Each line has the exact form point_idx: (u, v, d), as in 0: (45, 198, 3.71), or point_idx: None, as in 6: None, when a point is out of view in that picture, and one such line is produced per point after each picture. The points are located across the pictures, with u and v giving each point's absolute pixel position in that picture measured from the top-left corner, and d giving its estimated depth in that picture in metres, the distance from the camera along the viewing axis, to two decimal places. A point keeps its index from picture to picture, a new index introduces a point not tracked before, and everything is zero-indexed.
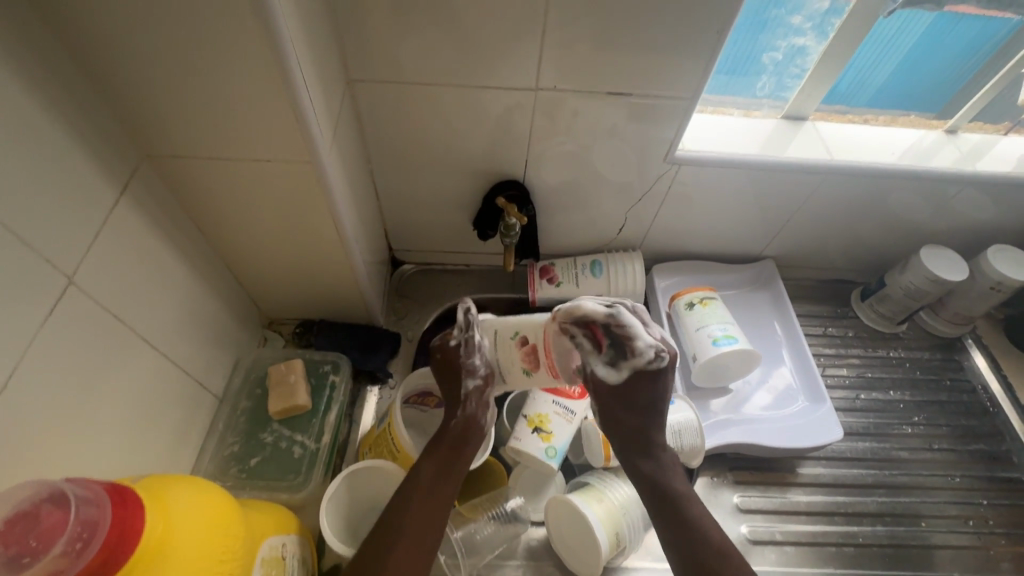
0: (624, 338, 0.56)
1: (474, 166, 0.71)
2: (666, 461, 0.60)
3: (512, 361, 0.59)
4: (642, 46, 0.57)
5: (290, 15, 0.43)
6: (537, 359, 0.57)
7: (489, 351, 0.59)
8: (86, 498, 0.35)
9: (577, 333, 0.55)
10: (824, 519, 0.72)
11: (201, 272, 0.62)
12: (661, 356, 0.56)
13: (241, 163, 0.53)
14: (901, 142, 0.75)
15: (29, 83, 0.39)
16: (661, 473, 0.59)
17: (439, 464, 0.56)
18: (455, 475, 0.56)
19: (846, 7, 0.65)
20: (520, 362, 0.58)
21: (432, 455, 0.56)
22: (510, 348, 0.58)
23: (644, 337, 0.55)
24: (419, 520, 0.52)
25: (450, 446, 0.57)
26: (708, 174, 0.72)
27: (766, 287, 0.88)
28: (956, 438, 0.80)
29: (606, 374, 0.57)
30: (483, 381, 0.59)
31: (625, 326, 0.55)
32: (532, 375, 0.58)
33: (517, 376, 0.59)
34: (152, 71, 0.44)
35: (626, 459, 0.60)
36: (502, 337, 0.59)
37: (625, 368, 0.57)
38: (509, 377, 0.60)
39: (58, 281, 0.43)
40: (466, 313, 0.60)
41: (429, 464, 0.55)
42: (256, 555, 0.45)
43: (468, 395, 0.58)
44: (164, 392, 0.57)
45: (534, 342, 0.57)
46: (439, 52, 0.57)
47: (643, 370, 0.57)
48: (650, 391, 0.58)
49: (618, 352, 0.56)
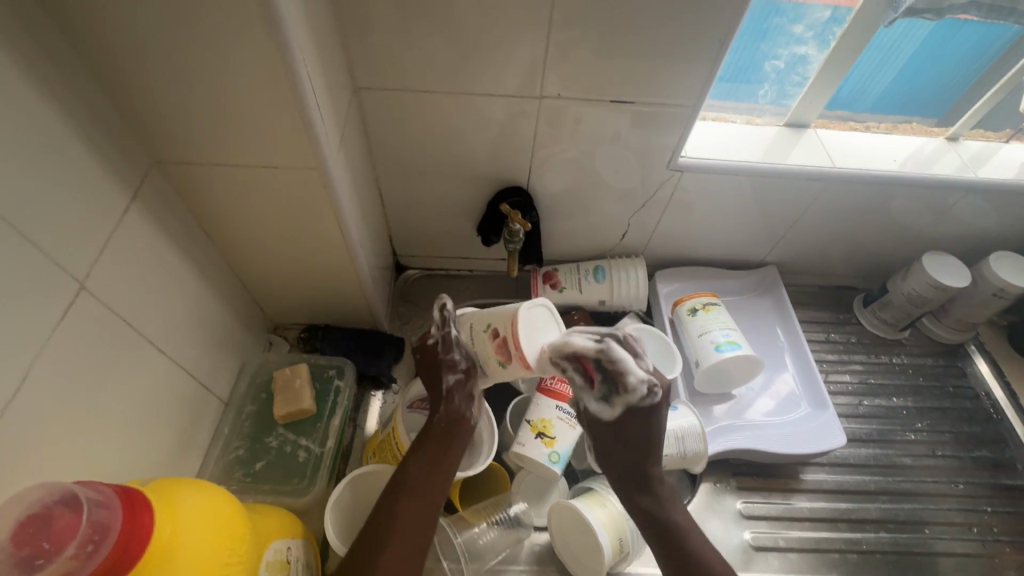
0: (616, 374, 0.56)
1: (478, 173, 0.72)
2: (665, 494, 0.59)
3: (488, 355, 0.56)
4: (645, 54, 0.57)
5: (298, 25, 0.44)
6: (509, 350, 0.54)
7: (468, 347, 0.58)
8: (97, 501, 0.35)
9: (571, 365, 0.55)
10: (828, 526, 0.72)
11: (208, 277, 0.63)
12: (654, 392, 0.57)
13: (249, 170, 0.54)
14: (903, 149, 0.76)
15: (43, 91, 0.40)
16: (659, 507, 0.58)
17: (427, 459, 0.56)
18: (443, 471, 0.56)
19: (847, 16, 0.65)
20: (494, 354, 0.55)
21: (417, 454, 0.56)
22: (484, 341, 0.56)
23: (637, 373, 0.56)
24: (408, 516, 0.52)
25: (434, 442, 0.57)
26: (711, 180, 0.72)
27: (768, 293, 0.88)
28: (959, 444, 0.80)
29: (599, 410, 0.59)
30: (465, 376, 0.58)
31: (616, 361, 0.55)
32: (507, 367, 0.55)
33: (494, 369, 0.57)
34: (163, 79, 0.45)
35: (625, 497, 0.60)
36: (476, 330, 0.57)
37: (617, 403, 0.58)
38: (489, 370, 0.57)
39: (69, 285, 0.44)
40: (443, 309, 0.60)
41: (419, 459, 0.56)
42: (262, 559, 0.46)
43: (452, 391, 0.58)
44: (171, 396, 0.57)
45: (503, 333, 0.54)
46: (444, 60, 0.58)
47: (635, 407, 0.57)
48: (641, 425, 0.59)
49: (610, 387, 0.57)
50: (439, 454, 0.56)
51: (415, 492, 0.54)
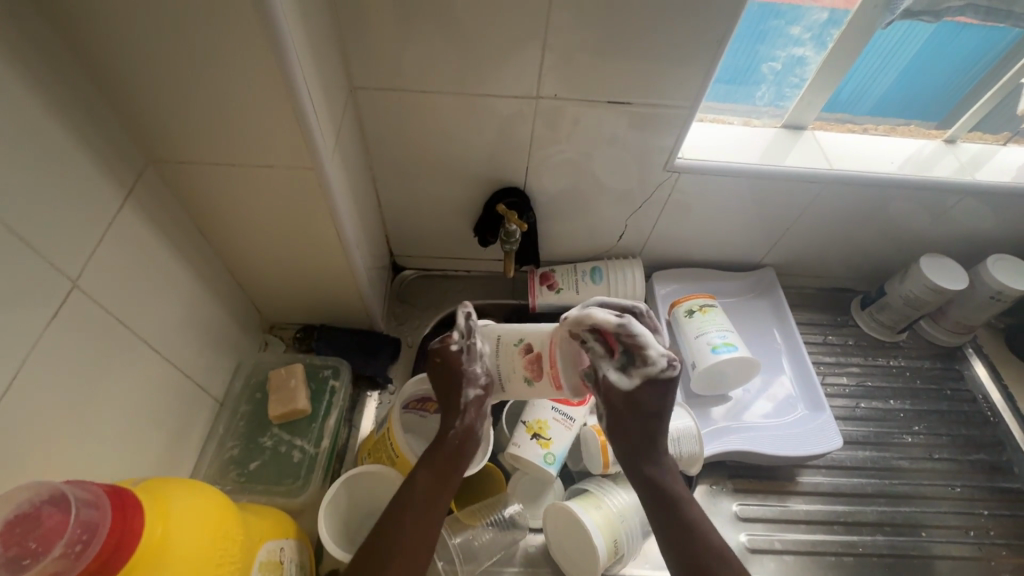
0: (635, 347, 0.55)
1: (475, 173, 0.72)
2: (669, 465, 0.59)
3: (513, 370, 0.59)
4: (642, 55, 0.57)
5: (294, 23, 0.44)
6: (540, 366, 0.57)
7: (490, 360, 0.60)
8: (85, 500, 0.34)
9: (591, 338, 0.56)
10: (823, 528, 0.72)
11: (204, 277, 0.63)
12: (673, 367, 0.56)
13: (244, 169, 0.54)
14: (901, 152, 0.76)
15: (36, 88, 0.40)
16: (665, 478, 0.58)
17: (434, 472, 0.56)
18: (449, 483, 0.56)
19: (844, 18, 0.66)
20: (522, 371, 0.58)
21: (425, 466, 0.56)
22: (513, 356, 0.59)
23: (656, 346, 0.55)
24: (414, 526, 0.52)
25: (443, 456, 0.57)
26: (708, 182, 0.72)
27: (766, 295, 0.88)
28: (957, 448, 0.79)
29: (619, 381, 0.56)
30: (482, 393, 0.59)
31: (635, 336, 0.54)
32: (533, 385, 0.58)
33: (517, 387, 0.59)
34: (158, 78, 0.45)
35: (631, 466, 0.58)
36: (505, 343, 0.59)
37: (635, 375, 0.56)
38: (509, 387, 0.60)
39: (62, 284, 0.43)
40: (466, 319, 0.61)
41: (427, 472, 0.55)
42: (254, 559, 0.45)
43: (470, 407, 0.58)
44: (165, 395, 0.57)
45: (538, 350, 0.58)
46: (440, 60, 0.58)
47: (654, 378, 0.56)
48: (653, 397, 0.57)
49: (630, 357, 0.56)
50: (445, 469, 0.56)
51: (422, 506, 0.54)
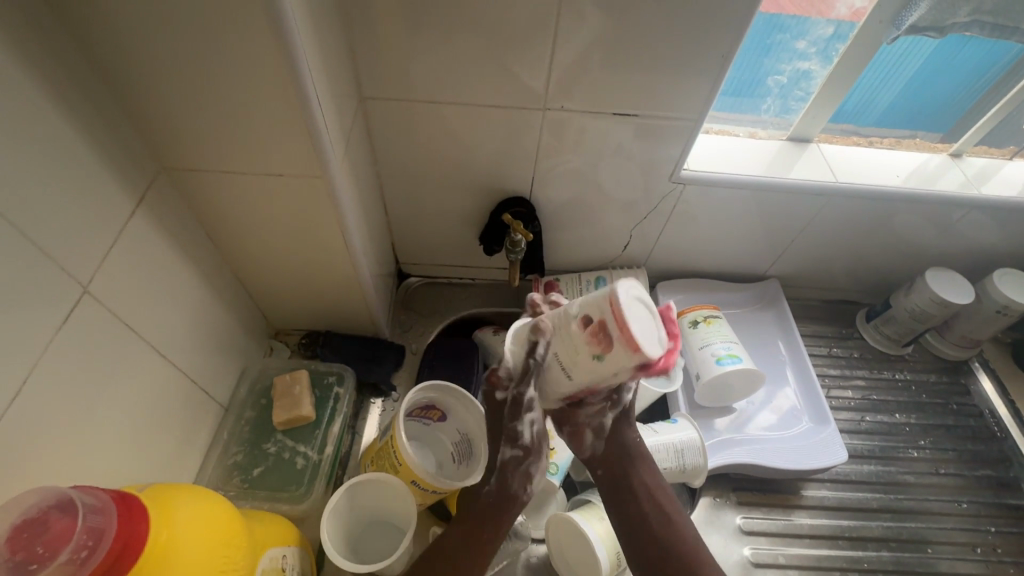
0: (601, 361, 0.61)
1: (482, 183, 0.72)
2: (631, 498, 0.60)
3: (577, 349, 0.44)
4: (647, 69, 0.58)
5: (306, 36, 0.45)
6: (606, 335, 0.41)
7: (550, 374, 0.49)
8: (93, 506, 0.35)
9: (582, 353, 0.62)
10: (828, 543, 0.71)
11: (211, 283, 0.63)
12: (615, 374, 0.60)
13: (253, 177, 0.54)
14: (906, 166, 0.76)
15: (55, 96, 0.41)
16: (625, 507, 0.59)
17: (462, 531, 0.57)
18: (483, 535, 0.57)
19: (850, 32, 0.66)
20: (589, 348, 0.43)
21: (455, 526, 0.57)
22: (573, 335, 0.44)
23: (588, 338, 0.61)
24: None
25: (473, 516, 0.58)
26: (713, 194, 0.72)
27: (770, 307, 0.88)
28: (963, 463, 0.79)
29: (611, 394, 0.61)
30: (520, 452, 0.59)
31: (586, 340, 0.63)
32: (608, 360, 0.42)
33: (588, 367, 0.44)
34: (171, 87, 0.45)
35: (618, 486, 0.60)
36: (562, 323, 0.46)
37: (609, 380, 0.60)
38: (578, 370, 0.45)
39: (74, 290, 0.44)
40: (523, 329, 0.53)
41: (454, 531, 0.57)
42: (257, 567, 0.45)
43: (512, 466, 0.59)
44: (172, 400, 0.58)
45: (598, 318, 0.41)
46: (449, 70, 0.59)
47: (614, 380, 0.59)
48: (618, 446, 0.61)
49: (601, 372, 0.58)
50: (473, 529, 0.57)
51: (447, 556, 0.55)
